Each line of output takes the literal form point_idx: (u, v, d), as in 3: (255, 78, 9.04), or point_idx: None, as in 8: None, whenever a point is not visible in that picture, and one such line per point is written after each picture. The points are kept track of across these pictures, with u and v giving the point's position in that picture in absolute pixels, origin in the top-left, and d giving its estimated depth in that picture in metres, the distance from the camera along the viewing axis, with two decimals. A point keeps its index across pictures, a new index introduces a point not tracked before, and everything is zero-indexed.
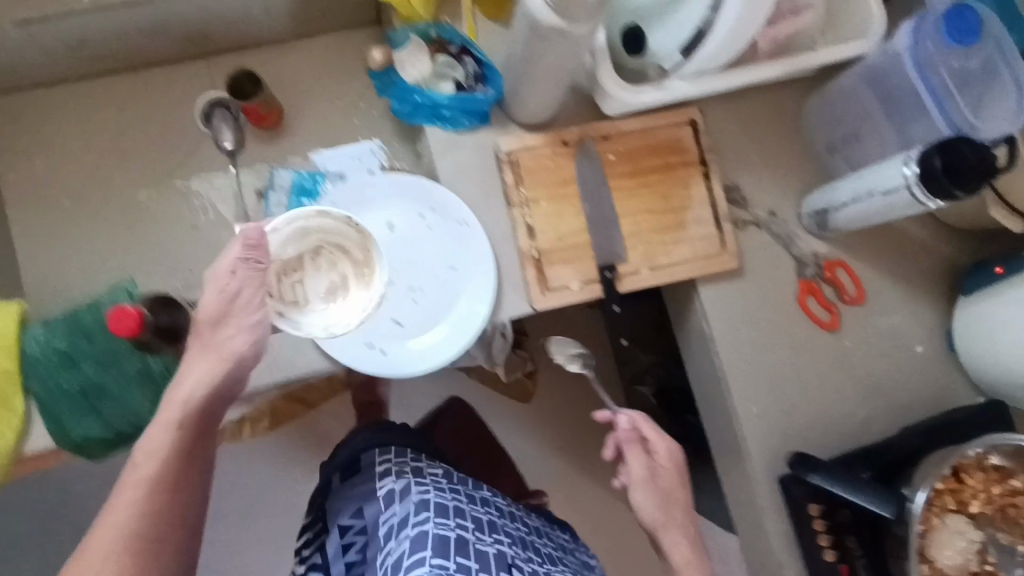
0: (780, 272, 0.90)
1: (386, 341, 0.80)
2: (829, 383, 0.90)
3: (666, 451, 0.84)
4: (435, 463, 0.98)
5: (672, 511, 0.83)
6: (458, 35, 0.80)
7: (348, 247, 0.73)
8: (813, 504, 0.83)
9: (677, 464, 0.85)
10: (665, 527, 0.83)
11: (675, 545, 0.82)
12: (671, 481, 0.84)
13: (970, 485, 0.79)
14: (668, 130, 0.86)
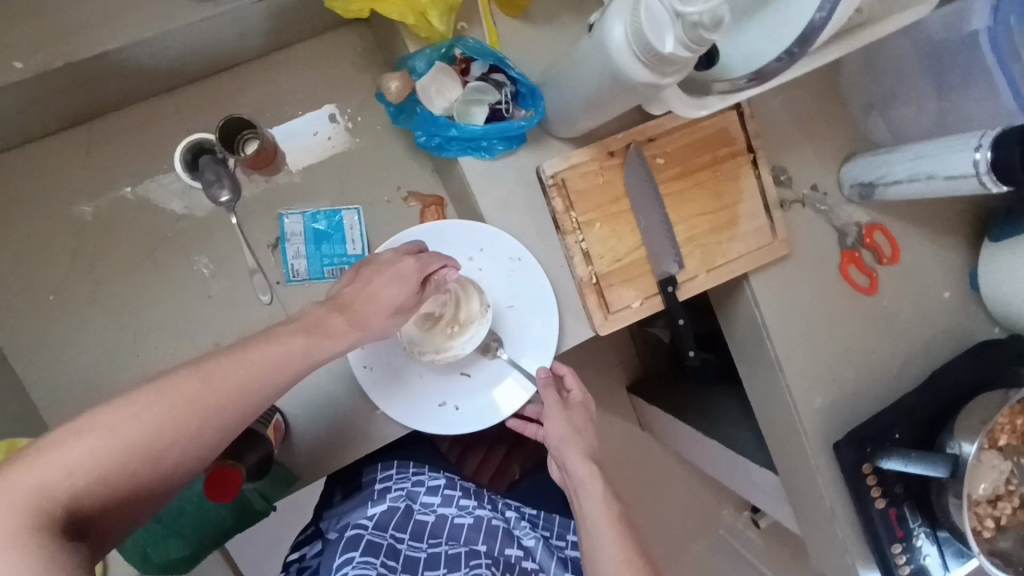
0: (821, 244, 0.90)
1: (460, 397, 0.75)
2: (867, 344, 0.93)
3: (574, 386, 0.78)
4: (439, 473, 0.87)
5: (579, 442, 0.72)
6: (487, 55, 0.70)
7: (464, 302, 0.75)
8: (865, 463, 0.88)
9: (582, 402, 0.77)
10: (568, 451, 0.72)
11: (591, 488, 0.69)
12: (577, 417, 0.75)
13: (1005, 421, 0.85)
14: (713, 121, 0.80)
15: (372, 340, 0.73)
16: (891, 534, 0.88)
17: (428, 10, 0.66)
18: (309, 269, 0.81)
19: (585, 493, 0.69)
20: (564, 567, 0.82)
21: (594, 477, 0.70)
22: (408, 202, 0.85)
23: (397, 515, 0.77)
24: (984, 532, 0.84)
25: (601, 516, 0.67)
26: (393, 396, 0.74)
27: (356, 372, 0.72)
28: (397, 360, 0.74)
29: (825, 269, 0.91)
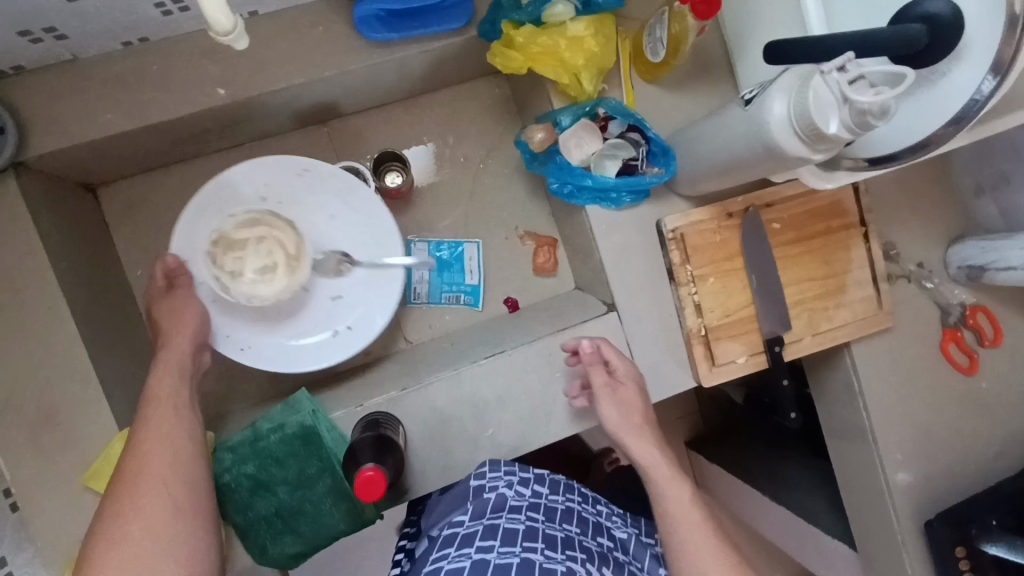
0: (923, 320, 0.91)
1: (344, 318, 0.78)
2: (965, 424, 0.93)
3: (622, 363, 0.75)
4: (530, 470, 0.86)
5: (640, 424, 0.73)
6: (627, 114, 0.76)
7: (255, 240, 0.73)
8: (959, 544, 0.86)
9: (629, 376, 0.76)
10: (628, 434, 0.73)
11: (659, 471, 0.71)
12: (630, 395, 0.74)
13: None
14: (831, 192, 0.83)
15: (231, 325, 0.76)
16: None
17: (581, 72, 0.73)
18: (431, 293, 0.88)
19: (653, 478, 0.71)
20: (657, 564, 0.85)
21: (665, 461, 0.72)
22: (524, 240, 0.92)
23: None
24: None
25: (674, 496, 0.69)
26: (287, 358, 0.77)
27: (235, 357, 0.75)
28: (273, 330, 0.77)
29: (926, 345, 0.91)
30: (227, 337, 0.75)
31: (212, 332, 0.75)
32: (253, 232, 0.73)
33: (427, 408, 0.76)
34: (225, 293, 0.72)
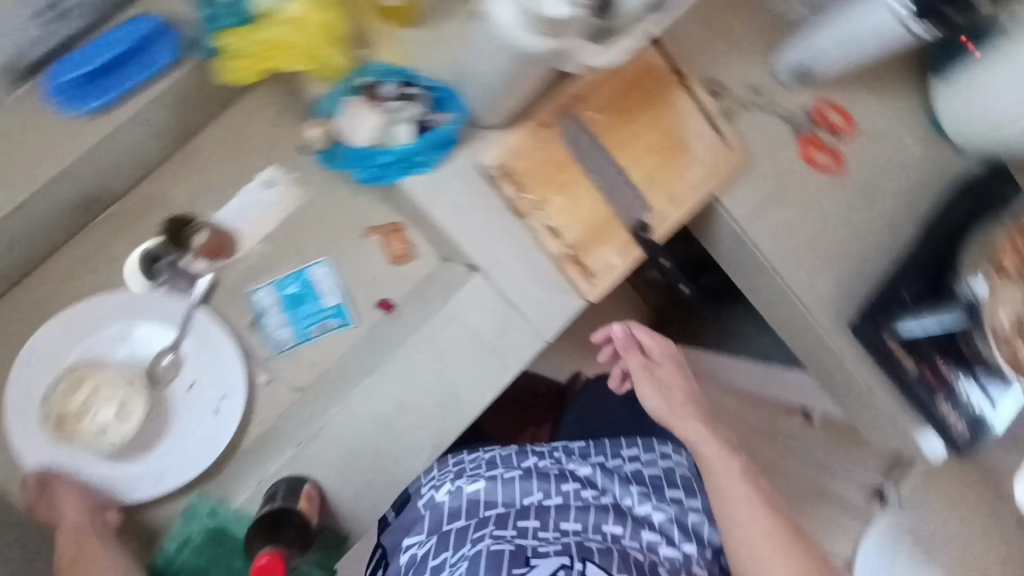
0: (778, 140, 0.90)
1: (213, 387, 0.77)
2: (855, 218, 0.94)
3: (659, 343, 0.85)
4: (479, 454, 0.91)
5: (688, 407, 0.81)
6: (396, 73, 0.71)
7: (86, 395, 0.74)
8: (885, 335, 0.90)
9: (672, 357, 0.85)
10: (676, 418, 0.80)
11: (706, 448, 0.78)
12: (676, 380, 0.83)
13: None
14: (635, 58, 0.80)
15: (130, 478, 0.73)
16: (930, 393, 0.90)
17: (319, 49, 0.70)
18: (294, 335, 0.81)
19: (708, 459, 0.77)
20: (628, 486, 0.86)
21: (711, 439, 0.78)
22: (368, 237, 0.85)
23: (447, 503, 0.82)
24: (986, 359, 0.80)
25: (722, 473, 0.76)
26: (194, 456, 0.75)
27: (155, 491, 0.73)
28: (166, 446, 0.75)
29: (792, 163, 0.91)
30: (136, 485, 0.73)
31: (118, 492, 0.73)
32: (87, 390, 0.74)
33: (335, 444, 0.74)
34: (98, 454, 0.73)
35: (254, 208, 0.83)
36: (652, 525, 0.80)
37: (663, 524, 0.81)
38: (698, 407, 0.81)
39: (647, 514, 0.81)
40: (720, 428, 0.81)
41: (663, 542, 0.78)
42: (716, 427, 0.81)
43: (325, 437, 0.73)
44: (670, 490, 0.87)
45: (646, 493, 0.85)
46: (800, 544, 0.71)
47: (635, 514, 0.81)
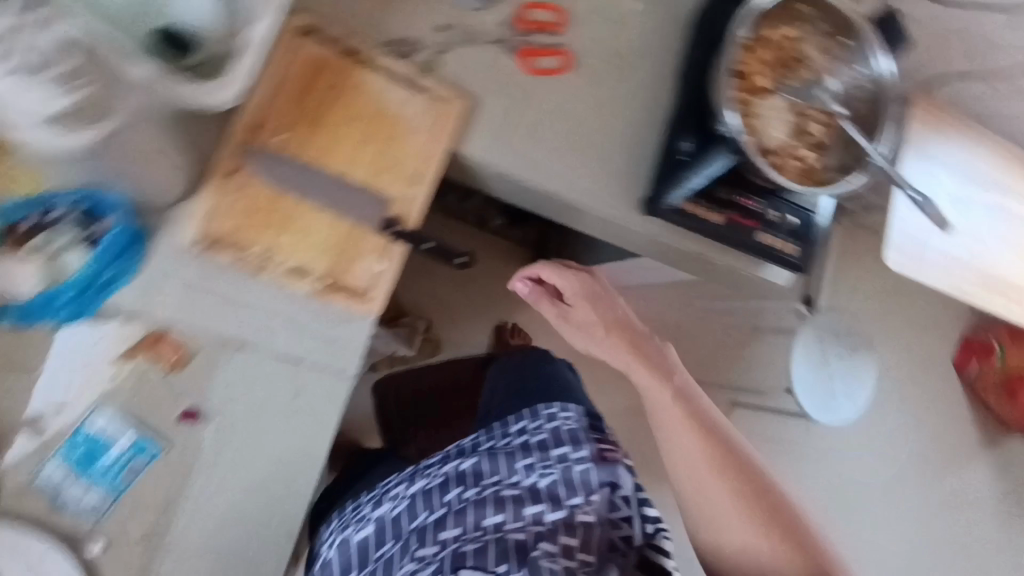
0: (495, 66, 0.84)
1: None
2: (611, 105, 0.90)
3: (576, 287, 0.83)
4: (372, 494, 0.96)
5: (618, 337, 0.83)
6: (26, 206, 0.65)
7: None
8: (682, 199, 0.88)
9: (591, 293, 0.84)
10: (596, 349, 0.84)
11: (643, 377, 0.80)
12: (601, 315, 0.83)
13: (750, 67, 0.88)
14: (294, 58, 0.73)
15: None
16: (746, 232, 0.90)
17: None
18: (106, 495, 0.66)
19: (647, 393, 0.80)
20: (513, 462, 0.90)
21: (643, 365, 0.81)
22: (136, 354, 0.68)
23: (347, 557, 0.87)
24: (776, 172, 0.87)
25: (659, 399, 0.79)
26: None
27: None
28: None
29: (523, 81, 0.86)
30: None
31: None
32: None
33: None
34: None
35: (77, 360, 0.66)
36: (537, 493, 0.86)
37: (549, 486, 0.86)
38: (625, 335, 0.83)
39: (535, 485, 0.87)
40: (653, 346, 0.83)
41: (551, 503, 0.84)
42: (651, 346, 0.83)
43: (171, 563, 0.68)
44: (557, 448, 0.92)
45: (532, 463, 0.90)
46: (707, 442, 0.76)
47: (523, 485, 0.87)
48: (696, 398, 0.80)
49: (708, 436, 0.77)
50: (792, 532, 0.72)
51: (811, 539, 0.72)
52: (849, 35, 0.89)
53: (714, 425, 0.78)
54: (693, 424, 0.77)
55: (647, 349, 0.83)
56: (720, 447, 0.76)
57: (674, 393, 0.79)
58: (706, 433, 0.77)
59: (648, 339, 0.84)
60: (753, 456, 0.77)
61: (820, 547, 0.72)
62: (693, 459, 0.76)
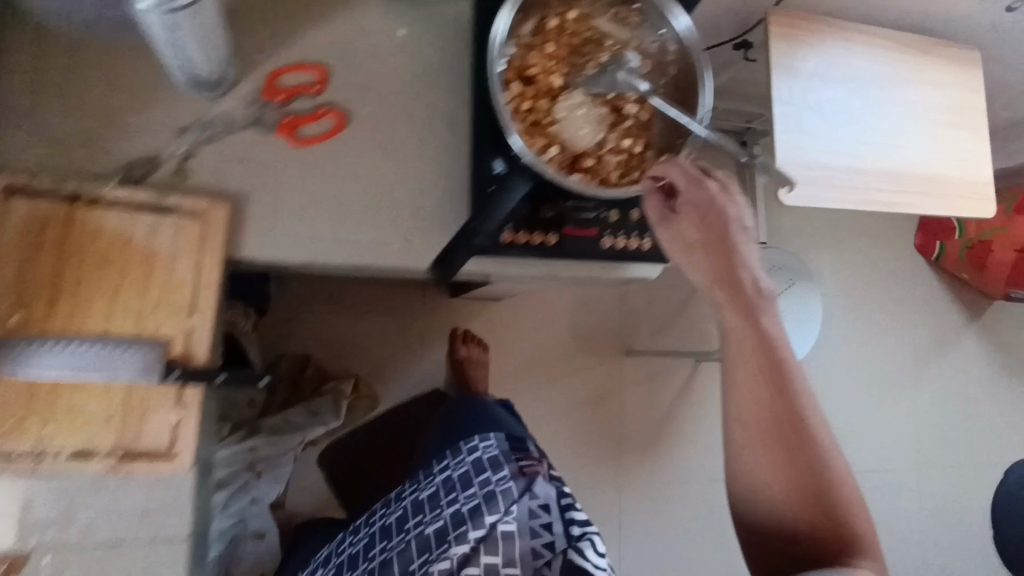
0: (256, 151, 0.75)
1: None
2: (405, 150, 0.81)
3: (683, 174, 0.75)
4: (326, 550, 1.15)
5: (708, 246, 0.75)
6: None
7: None
8: (504, 230, 0.80)
9: (689, 190, 0.76)
10: (716, 278, 0.76)
11: (727, 294, 0.76)
12: (704, 220, 0.76)
13: (535, 70, 0.78)
14: (8, 226, 0.65)
15: None
16: (588, 242, 0.84)
17: None
18: None
19: (736, 344, 0.77)
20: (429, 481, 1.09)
21: (723, 277, 0.75)
22: None
23: None
24: (599, 176, 0.79)
25: (745, 340, 0.76)
26: None
27: None
28: None
29: (294, 156, 0.77)
30: None
31: None
32: None
33: None
34: None
35: None
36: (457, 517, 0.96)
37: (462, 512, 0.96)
38: (721, 237, 0.75)
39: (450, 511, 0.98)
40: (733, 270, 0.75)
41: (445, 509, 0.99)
42: (735, 253, 0.75)
43: None
44: (474, 478, 1.03)
45: (446, 482, 1.06)
46: (783, 412, 0.76)
47: (445, 514, 0.98)
48: (761, 332, 0.76)
49: (771, 395, 0.76)
50: (816, 488, 0.75)
51: (838, 495, 0.74)
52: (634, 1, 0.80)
53: (783, 376, 0.76)
54: (766, 373, 0.76)
55: (729, 230, 0.75)
56: (777, 406, 0.76)
57: (750, 321, 0.76)
58: (779, 399, 0.76)
59: (740, 267, 0.75)
60: (823, 425, 0.77)
61: (846, 521, 0.73)
62: (778, 457, 0.75)
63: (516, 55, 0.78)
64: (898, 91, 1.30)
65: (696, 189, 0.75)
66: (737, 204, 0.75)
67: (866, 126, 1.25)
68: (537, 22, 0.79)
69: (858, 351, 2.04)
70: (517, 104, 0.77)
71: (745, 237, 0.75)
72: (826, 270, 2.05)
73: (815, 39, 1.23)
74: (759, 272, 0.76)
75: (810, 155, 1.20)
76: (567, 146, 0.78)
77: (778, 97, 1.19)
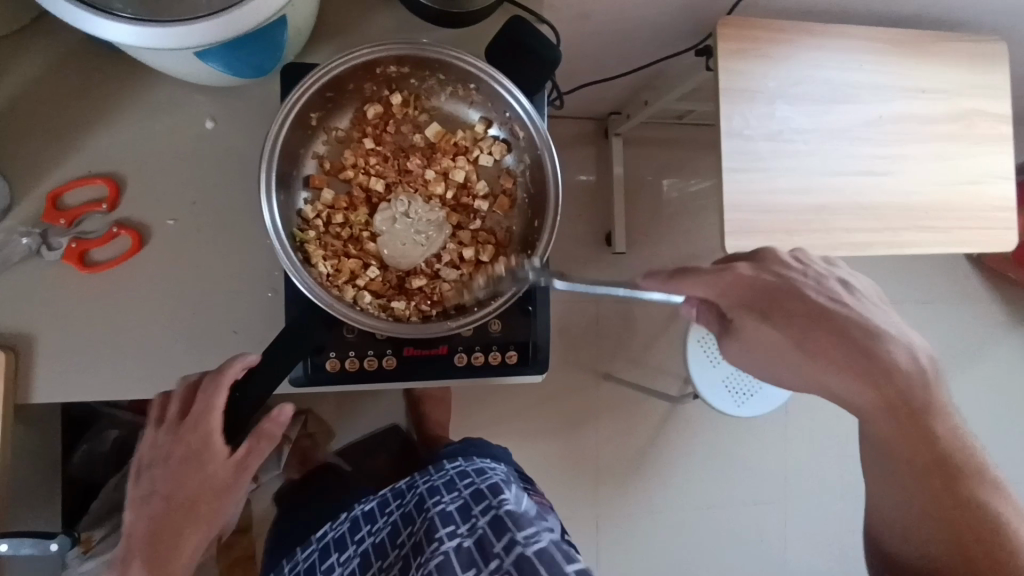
0: (39, 283, 0.66)
1: None
2: (219, 262, 0.70)
3: (713, 281, 0.60)
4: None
5: (810, 338, 0.57)
6: None
7: None
8: (327, 357, 0.68)
9: (784, 286, 0.60)
10: (878, 376, 0.55)
11: (864, 406, 0.56)
12: (765, 285, 0.60)
13: (350, 174, 0.68)
14: None
15: None
16: (437, 362, 0.71)
17: None
18: None
19: (919, 462, 0.54)
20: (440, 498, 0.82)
21: (878, 396, 0.55)
22: None
23: None
24: (433, 296, 0.67)
25: (927, 464, 0.54)
26: None
27: None
28: None
29: (88, 283, 0.68)
30: None
31: None
32: None
33: None
34: None
35: None
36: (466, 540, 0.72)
37: (501, 518, 0.72)
38: (833, 324, 0.56)
39: (445, 508, 0.79)
40: (880, 359, 0.55)
41: (479, 517, 0.75)
42: (896, 362, 0.55)
43: None
44: (479, 504, 0.77)
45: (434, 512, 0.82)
46: (963, 498, 0.53)
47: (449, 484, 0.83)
48: (950, 440, 0.54)
49: (942, 493, 0.54)
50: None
51: None
52: (467, 81, 0.65)
53: (986, 477, 0.54)
54: (935, 472, 0.54)
55: (873, 347, 0.55)
56: (954, 508, 0.53)
57: (910, 428, 0.55)
58: (954, 494, 0.53)
59: (895, 360, 0.55)
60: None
61: None
62: None
63: (328, 153, 0.68)
64: (890, 105, 1.06)
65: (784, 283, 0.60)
66: (833, 287, 0.60)
67: (841, 156, 1.03)
68: (349, 116, 0.68)
69: (963, 393, 1.56)
70: (325, 220, 0.66)
71: (880, 322, 0.57)
72: (921, 287, 1.55)
73: (779, 52, 1.00)
74: (916, 350, 0.56)
75: (767, 198, 1.00)
76: (391, 263, 0.67)
77: (726, 129, 0.99)
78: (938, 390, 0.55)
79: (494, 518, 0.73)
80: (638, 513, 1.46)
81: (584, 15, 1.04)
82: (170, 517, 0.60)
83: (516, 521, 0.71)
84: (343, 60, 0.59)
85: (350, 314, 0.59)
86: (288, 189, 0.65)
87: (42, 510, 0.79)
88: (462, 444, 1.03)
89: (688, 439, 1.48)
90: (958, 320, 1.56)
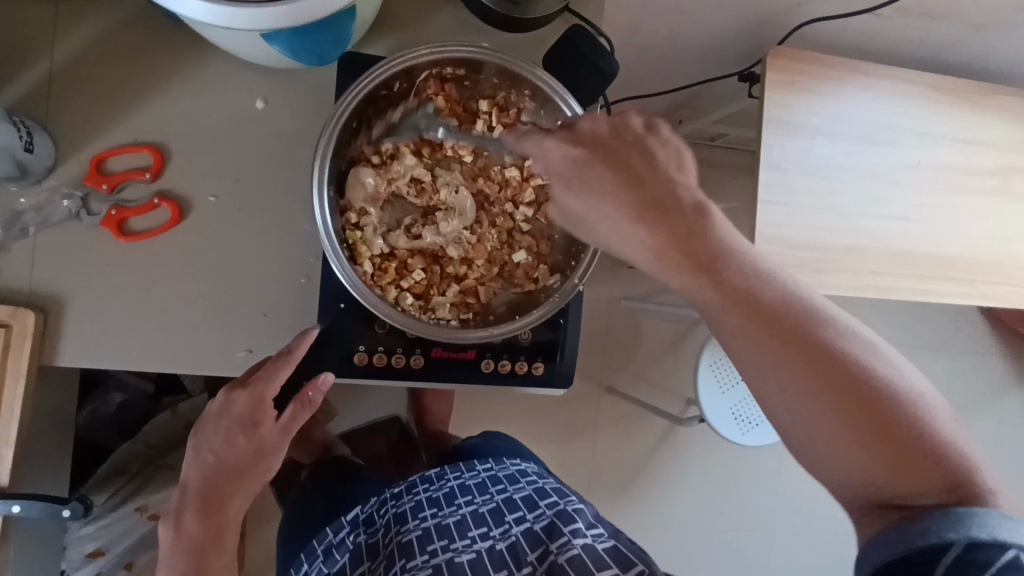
0: (76, 243, 0.66)
1: None
2: (255, 242, 0.69)
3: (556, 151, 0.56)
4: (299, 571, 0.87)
5: (603, 203, 0.53)
6: None
7: None
8: (355, 351, 0.68)
9: (602, 137, 0.55)
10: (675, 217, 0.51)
11: (659, 268, 0.51)
12: (584, 150, 0.55)
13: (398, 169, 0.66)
14: None
15: None
16: (463, 365, 0.70)
17: None
18: None
19: (768, 327, 0.47)
20: (483, 495, 0.85)
21: (666, 250, 0.50)
22: None
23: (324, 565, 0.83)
24: (471, 301, 0.68)
25: (724, 309, 0.48)
26: None
27: None
28: None
29: (123, 251, 0.67)
30: None
31: None
32: None
33: None
34: None
35: None
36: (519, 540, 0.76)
37: (535, 530, 0.76)
38: (615, 167, 0.53)
39: (479, 509, 0.82)
40: (657, 195, 0.51)
41: (513, 525, 0.78)
42: (688, 215, 0.51)
43: None
44: (512, 512, 0.81)
45: (474, 499, 0.84)
46: (809, 344, 0.46)
47: (495, 493, 0.85)
48: (756, 285, 0.48)
49: (805, 358, 0.46)
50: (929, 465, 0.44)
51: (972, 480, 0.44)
52: (524, 85, 0.64)
53: (813, 313, 0.47)
54: (761, 320, 0.47)
55: (637, 174, 0.52)
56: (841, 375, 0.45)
57: (710, 282, 0.49)
58: (800, 344, 0.46)
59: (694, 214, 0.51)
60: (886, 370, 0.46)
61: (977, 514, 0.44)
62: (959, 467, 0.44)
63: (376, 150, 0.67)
64: (929, 151, 1.06)
65: (612, 137, 0.55)
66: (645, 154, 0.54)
67: (875, 198, 1.03)
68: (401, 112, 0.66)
69: None
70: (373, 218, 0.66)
71: (659, 170, 0.52)
72: (932, 330, 1.55)
73: (825, 88, 1.00)
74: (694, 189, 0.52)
75: (797, 230, 0.99)
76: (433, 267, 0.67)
77: (765, 158, 0.98)
78: (723, 230, 0.50)
79: (528, 529, 0.77)
80: (628, 528, 1.46)
81: (634, 28, 1.03)
82: (220, 483, 0.61)
83: (550, 533, 0.75)
84: (403, 57, 0.59)
85: (392, 316, 0.60)
86: (337, 180, 0.64)
87: (51, 469, 0.78)
88: (480, 439, 1.03)
89: (685, 460, 1.48)
90: (964, 369, 1.56)
